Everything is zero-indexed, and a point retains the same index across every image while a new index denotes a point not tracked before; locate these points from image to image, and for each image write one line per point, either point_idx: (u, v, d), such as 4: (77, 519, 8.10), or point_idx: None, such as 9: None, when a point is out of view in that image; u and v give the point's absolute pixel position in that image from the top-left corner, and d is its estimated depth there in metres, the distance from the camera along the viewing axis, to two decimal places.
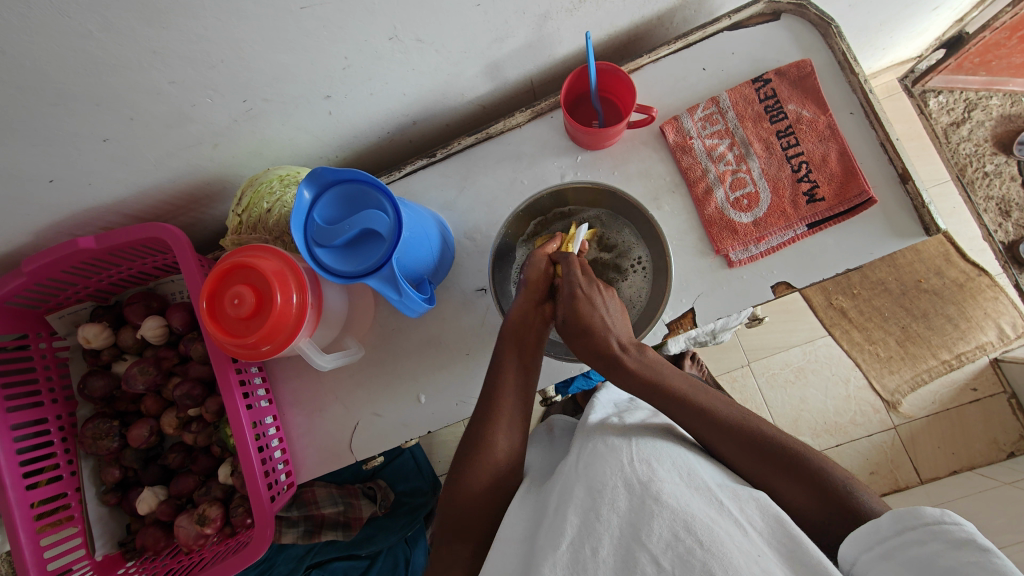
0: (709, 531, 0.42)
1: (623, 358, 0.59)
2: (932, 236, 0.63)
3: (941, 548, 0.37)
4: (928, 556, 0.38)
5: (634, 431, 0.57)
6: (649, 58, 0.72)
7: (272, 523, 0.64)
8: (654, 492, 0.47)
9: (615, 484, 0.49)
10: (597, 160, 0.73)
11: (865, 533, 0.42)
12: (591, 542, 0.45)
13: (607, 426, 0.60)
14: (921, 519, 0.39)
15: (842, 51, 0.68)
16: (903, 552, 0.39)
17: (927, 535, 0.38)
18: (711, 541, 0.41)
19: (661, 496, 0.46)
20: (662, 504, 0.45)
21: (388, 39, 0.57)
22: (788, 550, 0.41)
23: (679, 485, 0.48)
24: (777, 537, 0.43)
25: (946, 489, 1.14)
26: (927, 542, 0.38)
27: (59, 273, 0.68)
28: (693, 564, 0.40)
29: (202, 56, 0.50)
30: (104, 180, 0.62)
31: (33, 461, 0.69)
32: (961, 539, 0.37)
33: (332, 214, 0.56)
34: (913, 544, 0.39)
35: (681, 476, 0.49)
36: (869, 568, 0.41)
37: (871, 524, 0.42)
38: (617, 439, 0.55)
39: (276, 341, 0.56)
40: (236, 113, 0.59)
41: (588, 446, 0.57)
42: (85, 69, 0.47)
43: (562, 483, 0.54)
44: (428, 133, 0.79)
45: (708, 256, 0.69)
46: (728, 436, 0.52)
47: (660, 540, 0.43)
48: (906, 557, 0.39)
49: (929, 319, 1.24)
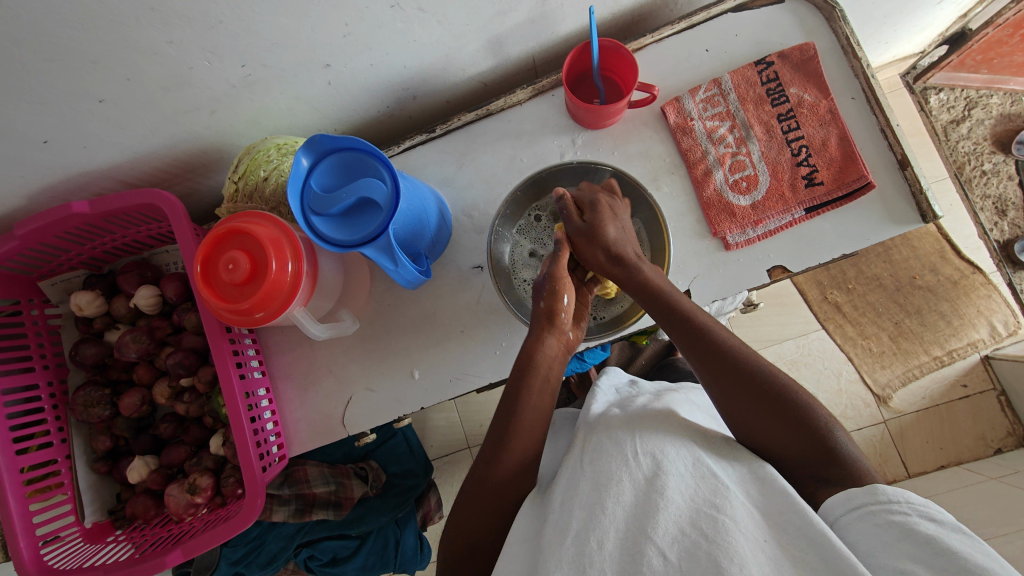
0: (714, 522, 0.43)
1: (640, 264, 0.60)
2: (929, 223, 0.64)
3: (928, 524, 0.40)
4: (914, 528, 0.40)
5: (639, 421, 0.56)
6: (653, 38, 0.72)
7: (262, 493, 0.65)
8: (659, 487, 0.47)
9: (621, 479, 0.49)
10: (598, 140, 0.72)
11: (844, 498, 0.45)
12: (597, 535, 0.46)
13: (613, 417, 0.60)
14: (908, 496, 0.41)
15: (845, 35, 0.67)
16: (883, 518, 0.41)
17: (913, 510, 0.41)
18: (717, 532, 0.42)
19: (667, 491, 0.47)
20: (667, 499, 0.46)
21: (390, 7, 0.56)
22: (791, 530, 0.42)
23: (685, 477, 0.48)
24: (781, 518, 0.43)
25: (934, 482, 1.15)
26: (913, 514, 0.40)
27: (53, 238, 0.67)
28: (700, 555, 0.41)
29: (200, 15, 0.49)
30: (100, 144, 0.61)
31: (23, 427, 0.68)
32: (949, 523, 0.40)
33: (329, 182, 0.56)
34: (899, 515, 0.41)
35: (687, 467, 0.49)
36: (847, 530, 0.43)
37: (853, 491, 0.45)
38: (621, 432, 0.55)
39: (270, 308, 0.56)
40: (235, 79, 0.59)
41: (594, 437, 0.57)
42: (81, 23, 0.46)
43: (566, 478, 0.54)
44: (428, 108, 0.78)
45: (705, 238, 0.69)
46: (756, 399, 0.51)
47: (667, 535, 0.43)
48: (888, 522, 0.41)
49: (923, 316, 1.25)
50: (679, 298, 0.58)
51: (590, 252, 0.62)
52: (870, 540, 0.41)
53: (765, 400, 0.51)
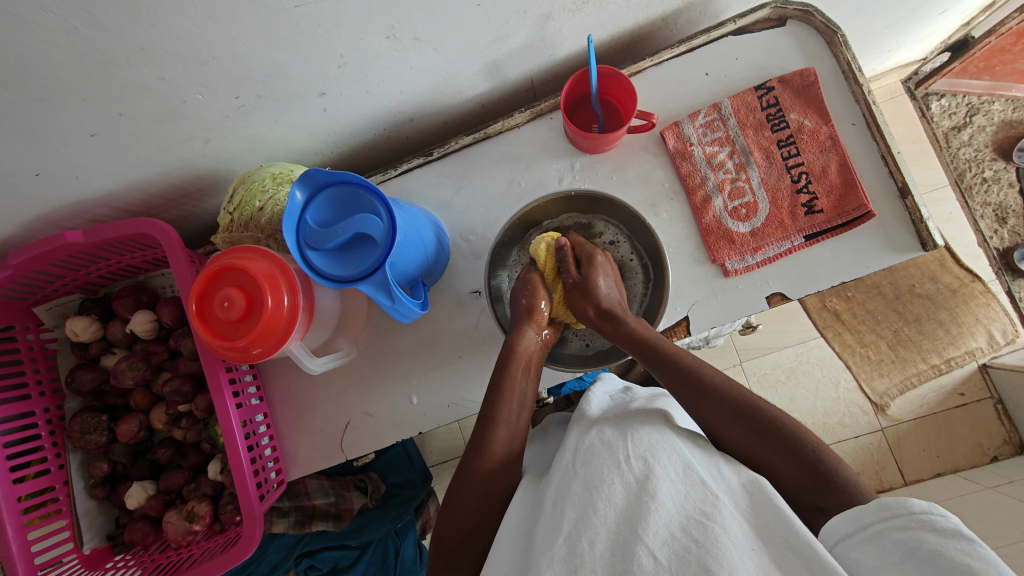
0: (704, 528, 0.42)
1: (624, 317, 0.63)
2: (929, 251, 0.63)
3: (929, 536, 0.38)
4: (914, 542, 0.38)
5: (631, 423, 0.55)
6: (652, 61, 0.71)
7: (261, 522, 0.64)
8: (651, 489, 0.46)
9: (612, 481, 0.48)
10: (596, 164, 0.72)
11: (849, 516, 0.43)
12: (589, 536, 0.44)
13: (606, 420, 0.59)
14: (909, 508, 0.39)
15: (846, 60, 0.67)
16: (885, 536, 0.40)
17: (915, 522, 0.39)
18: (707, 539, 0.41)
19: (658, 494, 0.45)
20: (658, 502, 0.45)
21: (385, 38, 0.55)
22: (778, 543, 0.41)
23: (675, 482, 0.47)
24: (771, 528, 0.42)
25: (930, 491, 1.15)
26: (914, 528, 0.38)
27: (46, 266, 0.67)
28: (690, 561, 0.40)
29: (192, 53, 0.48)
30: (92, 174, 0.61)
31: (20, 454, 0.68)
32: (948, 530, 0.38)
33: (324, 217, 0.55)
34: (899, 530, 0.39)
35: (677, 472, 0.48)
36: (851, 549, 0.41)
37: (855, 510, 0.43)
38: (612, 433, 0.54)
39: (267, 344, 0.56)
40: (228, 109, 0.58)
41: (586, 440, 0.56)
42: (71, 64, 0.46)
43: (557, 480, 0.52)
44: (425, 130, 0.78)
45: (704, 264, 0.68)
46: (738, 423, 0.52)
47: (658, 536, 0.42)
48: (891, 541, 0.39)
49: (922, 324, 1.24)
50: (667, 343, 0.60)
51: (580, 304, 0.65)
52: (874, 559, 0.39)
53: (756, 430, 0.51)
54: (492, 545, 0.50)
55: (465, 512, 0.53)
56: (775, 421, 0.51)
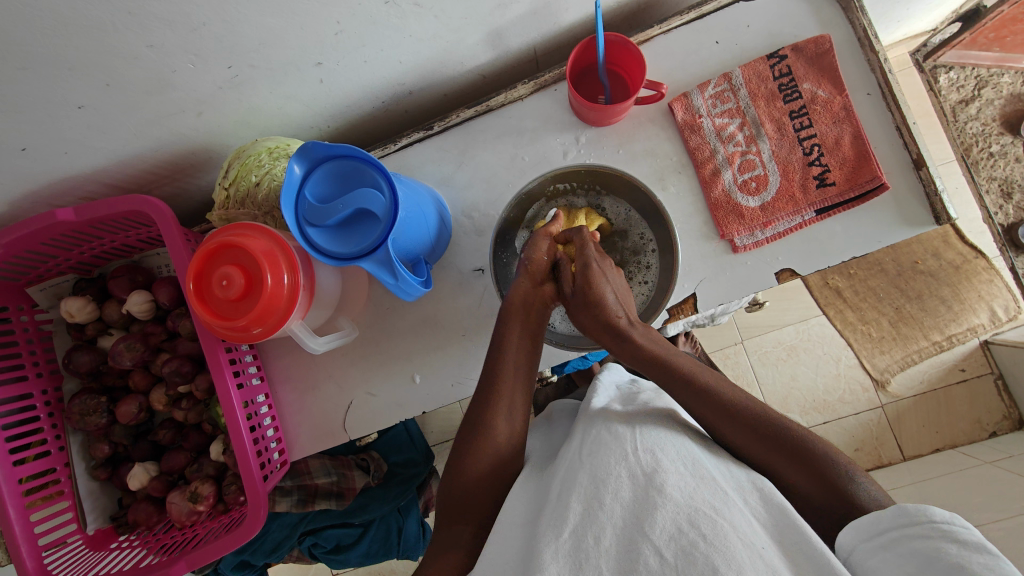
0: (713, 524, 0.41)
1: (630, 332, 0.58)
2: (942, 224, 0.62)
3: (947, 546, 0.37)
4: (929, 551, 0.37)
5: (639, 417, 0.54)
6: (660, 29, 0.69)
7: (265, 503, 0.64)
8: (658, 483, 0.45)
9: (619, 474, 0.47)
10: (602, 137, 0.70)
11: (866, 523, 0.42)
12: (594, 531, 0.43)
13: (612, 412, 0.57)
14: (928, 516, 0.38)
15: (863, 26, 0.64)
16: (903, 544, 0.39)
17: (934, 531, 0.38)
18: (716, 535, 0.40)
19: (666, 488, 0.44)
20: (666, 495, 0.43)
21: (384, 3, 0.53)
22: (789, 544, 0.40)
23: (684, 476, 0.45)
24: (780, 529, 0.41)
25: (927, 466, 1.16)
26: (931, 537, 0.38)
27: (38, 245, 0.65)
28: (697, 558, 0.39)
29: (181, 18, 0.46)
30: (81, 149, 0.59)
31: (21, 436, 0.67)
32: (970, 542, 0.37)
33: (324, 192, 0.53)
34: (916, 538, 0.38)
35: (686, 467, 0.47)
36: (866, 557, 0.40)
37: (873, 516, 0.42)
38: (620, 426, 0.53)
39: (267, 324, 0.55)
40: (221, 80, 0.56)
41: (592, 429, 0.55)
42: (51, 28, 0.43)
43: (563, 470, 0.52)
44: (425, 103, 0.75)
45: (712, 240, 0.67)
46: (761, 441, 0.49)
47: (664, 533, 0.41)
48: (908, 550, 0.38)
49: (923, 301, 1.23)
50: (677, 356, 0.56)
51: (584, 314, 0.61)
52: (890, 568, 0.38)
53: (780, 450, 0.48)
54: (494, 528, 0.50)
55: (471, 489, 0.53)
56: (794, 439, 0.48)
